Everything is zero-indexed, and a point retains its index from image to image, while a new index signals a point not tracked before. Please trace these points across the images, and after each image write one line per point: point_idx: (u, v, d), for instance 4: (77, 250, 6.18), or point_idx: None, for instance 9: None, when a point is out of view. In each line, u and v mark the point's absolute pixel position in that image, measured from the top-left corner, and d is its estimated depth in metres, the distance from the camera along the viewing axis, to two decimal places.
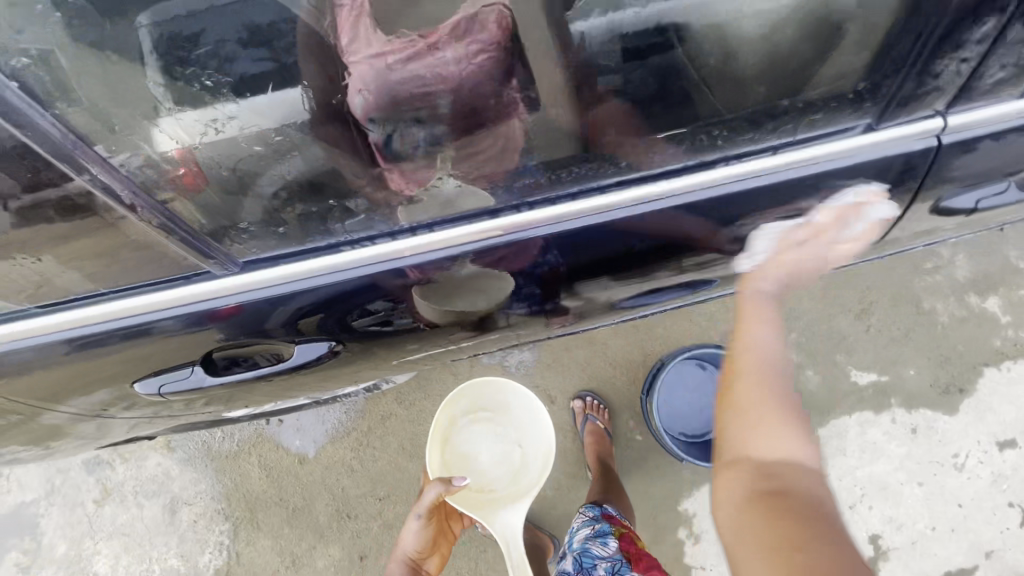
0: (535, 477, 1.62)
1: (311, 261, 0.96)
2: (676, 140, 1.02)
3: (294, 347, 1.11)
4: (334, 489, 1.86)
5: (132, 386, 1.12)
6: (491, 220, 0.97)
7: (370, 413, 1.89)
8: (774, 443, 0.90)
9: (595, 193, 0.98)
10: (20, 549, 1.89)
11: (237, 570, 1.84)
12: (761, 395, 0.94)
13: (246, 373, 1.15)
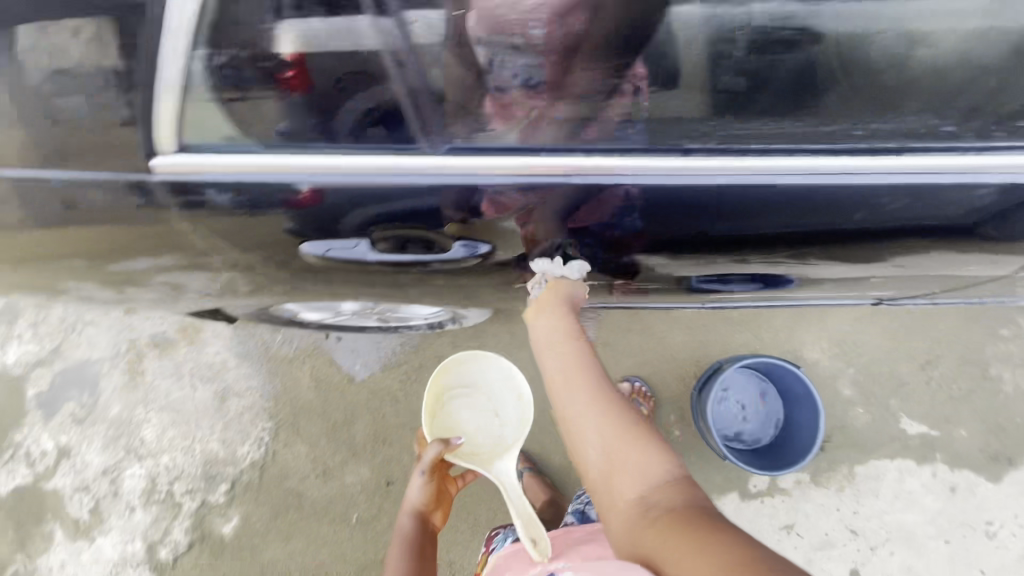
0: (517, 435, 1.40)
1: (441, 158, 0.98)
2: (819, 124, 1.03)
3: (453, 245, 1.10)
4: (376, 413, 1.94)
5: (300, 245, 1.11)
6: (599, 156, 0.98)
7: (425, 350, 1.96)
8: (630, 460, 0.92)
9: (708, 152, 1.00)
10: (78, 401, 2.01)
11: (271, 467, 1.93)
12: (589, 427, 0.95)
13: (408, 258, 1.14)
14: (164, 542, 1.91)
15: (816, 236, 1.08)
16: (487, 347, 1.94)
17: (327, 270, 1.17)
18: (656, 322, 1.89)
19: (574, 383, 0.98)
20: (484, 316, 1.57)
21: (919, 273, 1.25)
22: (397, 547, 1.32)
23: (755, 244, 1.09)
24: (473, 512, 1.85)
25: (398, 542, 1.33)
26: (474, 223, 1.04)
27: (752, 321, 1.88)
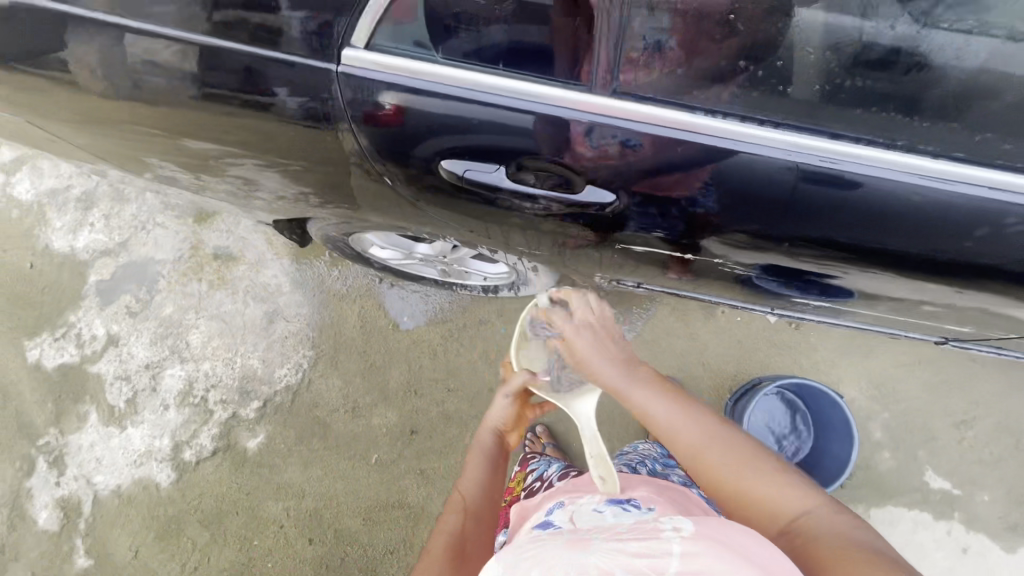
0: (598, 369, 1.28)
1: (549, 87, 0.95)
2: (956, 130, 0.94)
3: (583, 188, 1.03)
4: (413, 364, 1.99)
5: (440, 162, 1.04)
6: (710, 118, 0.95)
7: (471, 313, 2.01)
8: (763, 481, 0.91)
9: (822, 135, 0.95)
10: (134, 296, 2.09)
11: (304, 394, 1.99)
12: (712, 458, 0.94)
13: (539, 195, 1.06)
14: (190, 444, 1.98)
15: (929, 261, 1.04)
16: None
17: (438, 196, 1.11)
18: (701, 329, 1.92)
19: (681, 423, 0.98)
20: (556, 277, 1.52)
21: (982, 318, 1.27)
22: (472, 466, 1.24)
23: (882, 256, 1.05)
24: None
25: (473, 461, 1.25)
26: (567, 168, 1.01)
27: (795, 348, 1.90)
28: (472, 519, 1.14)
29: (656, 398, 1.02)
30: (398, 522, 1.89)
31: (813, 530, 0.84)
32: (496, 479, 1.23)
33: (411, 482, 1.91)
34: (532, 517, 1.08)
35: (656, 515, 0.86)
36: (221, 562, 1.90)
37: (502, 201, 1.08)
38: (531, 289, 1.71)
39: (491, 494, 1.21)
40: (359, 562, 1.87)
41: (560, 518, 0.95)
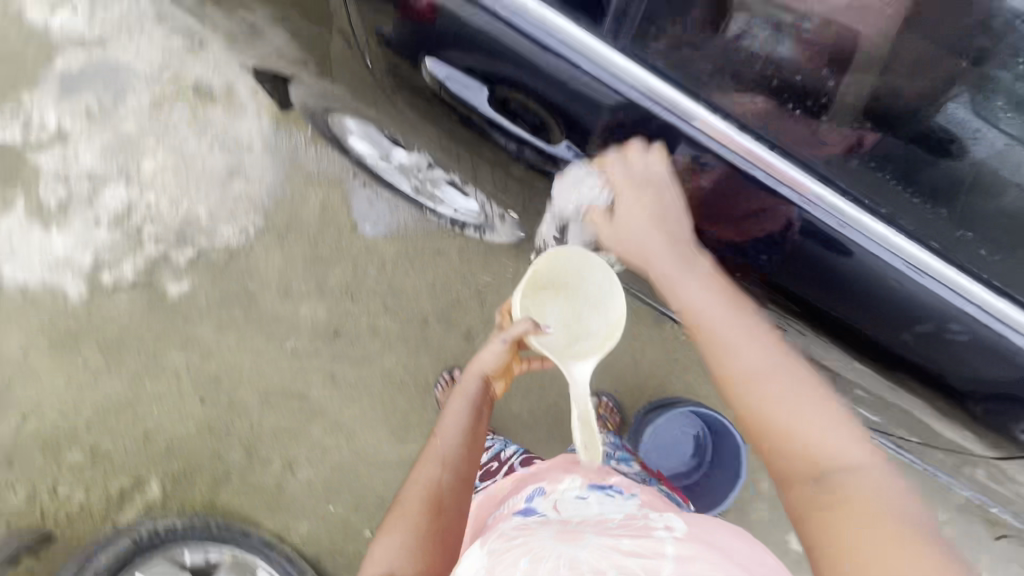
0: (605, 335, 1.11)
1: (558, 18, 0.88)
2: (916, 223, 0.97)
3: (560, 142, 0.96)
4: (359, 268, 1.93)
5: (423, 55, 0.93)
6: (706, 112, 0.91)
7: (433, 241, 1.94)
8: (810, 416, 0.84)
9: (806, 170, 0.92)
10: (97, 99, 1.95)
11: (241, 259, 1.92)
12: (758, 381, 0.88)
13: (516, 132, 0.97)
14: (111, 268, 1.91)
15: (860, 334, 1.03)
16: (488, 270, 1.93)
17: (416, 96, 1.01)
18: (645, 336, 1.91)
19: (730, 334, 0.93)
20: (519, 231, 1.48)
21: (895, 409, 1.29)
22: (456, 407, 1.17)
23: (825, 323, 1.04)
24: (395, 400, 1.89)
25: (457, 402, 1.18)
26: (552, 113, 0.93)
27: (722, 383, 1.92)
28: (450, 466, 1.11)
29: (704, 295, 0.96)
30: (292, 412, 1.88)
31: (854, 486, 0.76)
32: (478, 425, 1.18)
33: (317, 379, 1.89)
34: (515, 494, 1.13)
35: (639, 508, 0.97)
36: (108, 390, 1.87)
37: (481, 130, 1.00)
38: (496, 235, 1.64)
39: (471, 440, 1.15)
40: (243, 435, 1.86)
41: (543, 502, 1.02)
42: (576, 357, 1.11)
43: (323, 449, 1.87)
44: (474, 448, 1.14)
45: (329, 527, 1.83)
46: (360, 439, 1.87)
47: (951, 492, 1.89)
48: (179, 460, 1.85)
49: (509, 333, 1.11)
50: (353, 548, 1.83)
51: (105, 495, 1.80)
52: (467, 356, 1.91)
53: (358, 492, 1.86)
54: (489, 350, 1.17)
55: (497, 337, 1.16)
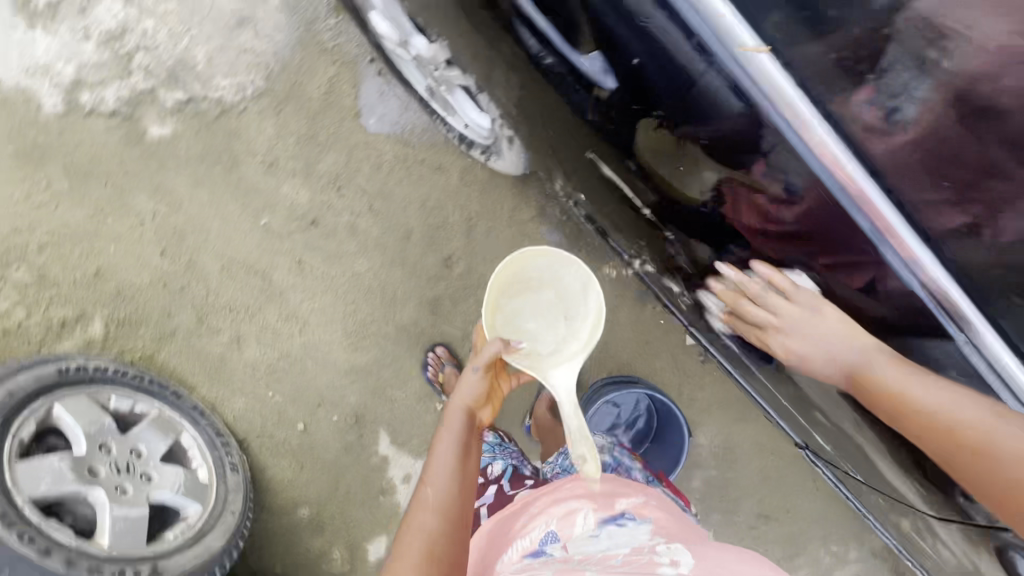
0: (588, 332, 1.18)
1: None
2: (954, 240, 0.85)
3: (582, 50, 0.93)
4: (352, 161, 1.81)
5: None
6: (758, 48, 0.78)
7: (436, 154, 1.82)
8: (970, 406, 0.93)
9: (849, 145, 0.81)
10: None
11: (231, 118, 1.79)
12: (917, 395, 0.98)
13: (541, 25, 0.94)
14: (92, 90, 1.76)
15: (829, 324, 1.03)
16: (485, 199, 1.83)
17: None
18: (624, 308, 1.85)
19: (843, 348, 1.09)
20: (523, 155, 1.39)
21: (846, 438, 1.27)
22: (444, 445, 1.14)
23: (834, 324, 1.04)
24: (358, 305, 1.82)
25: (445, 439, 1.14)
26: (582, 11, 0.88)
27: (686, 375, 1.89)
28: (440, 510, 1.07)
29: (829, 322, 1.09)
30: (252, 289, 1.81)
31: (992, 458, 0.93)
32: (471, 456, 1.14)
33: (284, 263, 1.80)
34: (517, 538, 1.06)
35: (649, 538, 0.96)
36: (66, 217, 1.78)
37: (518, 36, 1.00)
38: (502, 162, 1.53)
39: (463, 474, 1.12)
40: (197, 299, 1.80)
41: (551, 538, 1.00)
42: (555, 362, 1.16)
43: (275, 334, 1.81)
44: (469, 484, 1.11)
45: (264, 410, 1.82)
46: (314, 334, 1.82)
47: (870, 533, 1.92)
48: (127, 307, 1.78)
49: (482, 360, 1.16)
50: (282, 436, 1.82)
51: (42, 321, 1.74)
52: (441, 281, 1.83)
53: (300, 384, 1.83)
54: (469, 384, 1.18)
55: (471, 364, 1.19)
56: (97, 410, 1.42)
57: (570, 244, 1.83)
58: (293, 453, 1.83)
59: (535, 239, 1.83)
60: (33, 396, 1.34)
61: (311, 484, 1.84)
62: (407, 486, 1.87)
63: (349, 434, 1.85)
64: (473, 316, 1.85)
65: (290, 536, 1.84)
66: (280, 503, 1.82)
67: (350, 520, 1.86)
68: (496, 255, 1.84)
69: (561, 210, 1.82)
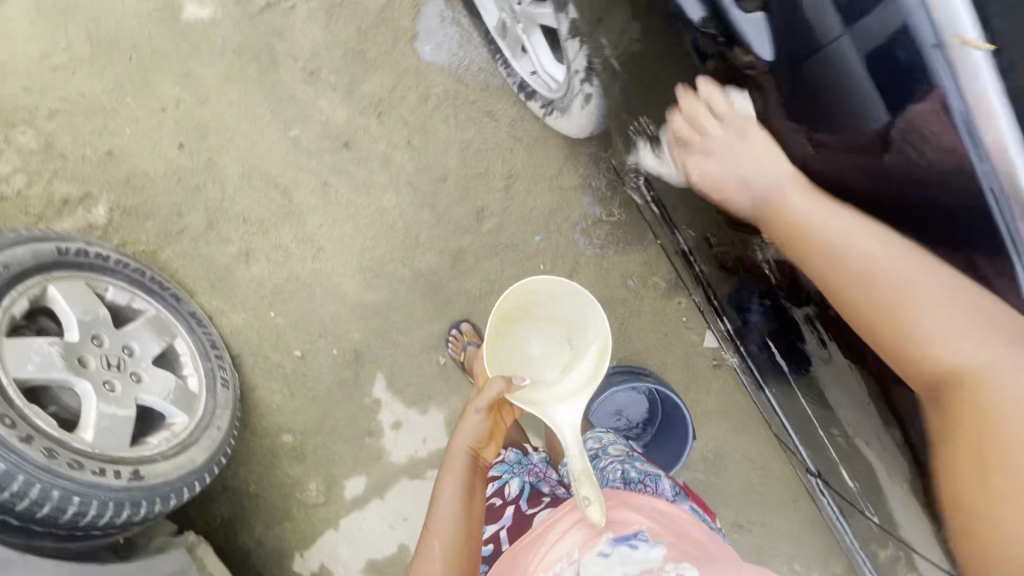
0: (593, 371, 1.36)
1: None
2: None
3: (752, 14, 0.82)
4: (398, 87, 1.68)
5: None
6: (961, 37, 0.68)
7: (488, 97, 1.69)
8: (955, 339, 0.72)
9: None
10: None
11: (277, 14, 1.65)
12: (882, 271, 0.77)
13: None
14: None
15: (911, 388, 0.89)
16: (530, 157, 1.72)
17: None
18: (649, 296, 1.79)
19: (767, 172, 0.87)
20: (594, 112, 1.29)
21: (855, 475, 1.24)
22: (448, 485, 1.20)
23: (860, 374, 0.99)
24: (377, 241, 1.73)
25: (449, 478, 1.21)
26: None
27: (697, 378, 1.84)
28: (448, 550, 1.13)
29: (756, 146, 0.88)
30: (269, 203, 1.70)
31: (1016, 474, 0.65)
32: (475, 493, 1.21)
33: (308, 182, 1.70)
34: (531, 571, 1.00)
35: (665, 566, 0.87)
36: (84, 88, 1.64)
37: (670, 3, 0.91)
38: (566, 129, 1.45)
39: (468, 511, 1.18)
40: (210, 202, 1.70)
41: (568, 566, 0.93)
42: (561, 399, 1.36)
43: (285, 254, 1.73)
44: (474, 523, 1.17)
45: (261, 331, 1.75)
46: (327, 262, 1.73)
47: (837, 561, 1.94)
48: (134, 197, 1.68)
49: (485, 401, 1.22)
50: (277, 360, 1.77)
51: (43, 194, 1.63)
52: (468, 234, 1.74)
53: (304, 311, 1.75)
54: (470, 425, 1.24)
55: (472, 406, 1.25)
56: (94, 299, 1.35)
57: (609, 222, 1.75)
58: (285, 378, 1.78)
59: (573, 209, 1.74)
60: (30, 268, 1.25)
61: (298, 413, 1.80)
62: (395, 433, 1.84)
63: (346, 371, 1.79)
64: (493, 276, 1.76)
65: (270, 458, 1.82)
66: (266, 425, 1.80)
67: (332, 455, 1.84)
68: (529, 218, 1.74)
69: (606, 184, 1.73)
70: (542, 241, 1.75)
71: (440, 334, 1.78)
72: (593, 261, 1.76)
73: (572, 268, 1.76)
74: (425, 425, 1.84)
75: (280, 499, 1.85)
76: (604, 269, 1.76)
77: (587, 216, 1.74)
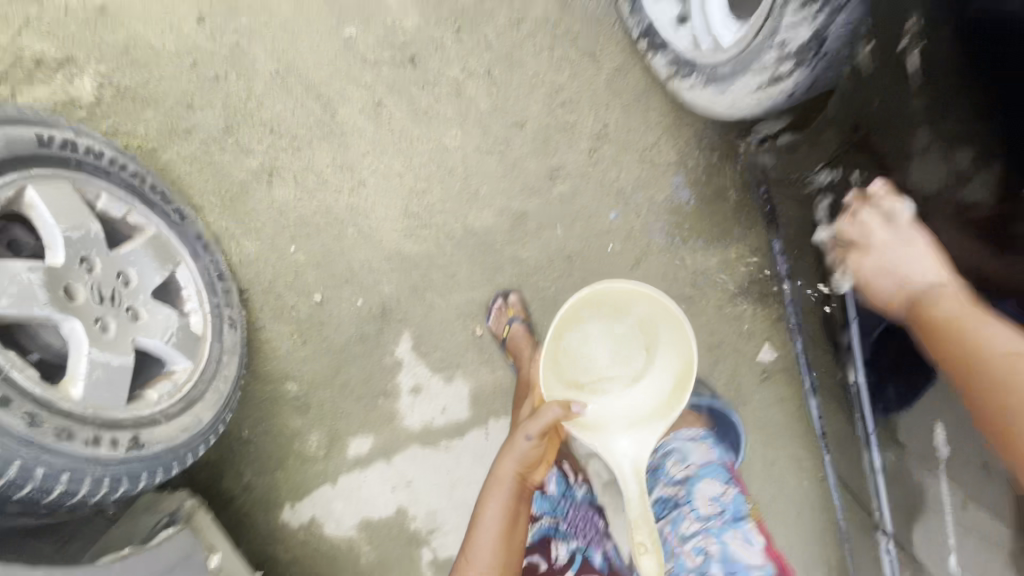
0: (664, 403, 1.23)
1: None
2: None
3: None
4: (487, 3, 1.42)
5: None
6: None
7: (591, 38, 1.45)
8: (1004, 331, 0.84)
9: None
10: None
11: None
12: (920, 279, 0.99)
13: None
14: None
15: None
16: (622, 119, 1.47)
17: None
18: (715, 295, 1.62)
19: (913, 262, 1.01)
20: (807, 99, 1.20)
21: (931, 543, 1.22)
22: (490, 511, 1.18)
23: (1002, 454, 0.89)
24: (429, 185, 1.47)
25: (492, 503, 1.18)
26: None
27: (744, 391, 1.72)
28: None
29: (921, 252, 1.00)
30: (306, 115, 1.41)
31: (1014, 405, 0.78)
32: (517, 519, 1.19)
33: (359, 97, 1.41)
34: None
35: None
36: None
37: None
38: (713, 103, 1.26)
39: (509, 539, 1.17)
40: (233, 100, 1.38)
41: None
42: (629, 426, 1.22)
43: (317, 181, 1.44)
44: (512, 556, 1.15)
45: (277, 266, 1.49)
46: (365, 198, 1.47)
47: None
48: (134, 74, 1.33)
49: (537, 428, 1.17)
50: (292, 302, 1.53)
51: (8, 47, 1.25)
52: (535, 196, 1.50)
53: (330, 252, 1.50)
54: (519, 450, 1.19)
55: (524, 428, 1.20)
56: (86, 210, 1.06)
57: (694, 210, 1.53)
58: (299, 323, 1.55)
59: (658, 188, 1.51)
60: (6, 163, 0.96)
61: (308, 362, 1.60)
62: (412, 398, 1.67)
63: (368, 325, 1.58)
64: (554, 247, 1.54)
65: (270, 406, 1.63)
66: (270, 369, 1.59)
67: (340, 411, 1.66)
68: (608, 189, 1.50)
69: (701, 165, 1.50)
70: (617, 219, 1.52)
71: (481, 302, 1.57)
72: (667, 249, 1.56)
73: (643, 254, 1.55)
74: (446, 395, 1.67)
75: (275, 449, 1.68)
76: (676, 262, 1.57)
77: (672, 199, 1.52)
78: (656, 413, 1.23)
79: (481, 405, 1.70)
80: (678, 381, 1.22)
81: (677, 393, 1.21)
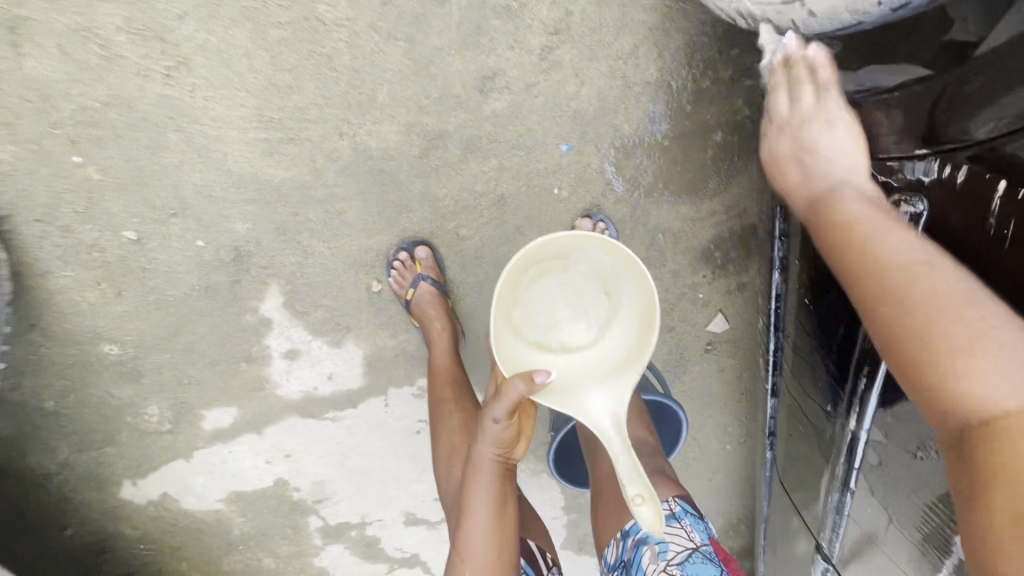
0: (633, 347, 0.89)
1: None
2: None
3: None
4: None
5: None
6: None
7: None
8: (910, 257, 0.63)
9: None
10: None
11: None
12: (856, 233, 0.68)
13: None
14: None
15: None
16: (587, 9, 1.02)
17: None
18: (676, 256, 1.31)
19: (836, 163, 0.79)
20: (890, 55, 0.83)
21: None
22: (476, 507, 0.90)
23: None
24: (297, 78, 1.00)
25: (478, 496, 0.90)
26: None
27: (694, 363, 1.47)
28: None
29: (840, 135, 0.81)
30: None
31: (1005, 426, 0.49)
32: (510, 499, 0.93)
33: None
34: None
35: None
36: None
37: None
38: (773, 11, 0.78)
39: (509, 522, 0.93)
40: None
41: None
42: (601, 380, 0.89)
43: (104, 50, 0.96)
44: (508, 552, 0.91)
45: (54, 185, 1.02)
46: (193, 92, 0.99)
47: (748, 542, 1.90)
48: None
49: (502, 413, 0.83)
50: (90, 240, 1.07)
51: None
52: (457, 112, 1.05)
53: (145, 171, 1.03)
54: (490, 434, 0.87)
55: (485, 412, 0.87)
56: None
57: (669, 151, 1.16)
58: (108, 268, 1.10)
59: (627, 116, 1.11)
60: None
61: (129, 319, 1.16)
62: (286, 364, 1.29)
63: (216, 275, 1.14)
64: (481, 185, 1.12)
65: (83, 373, 1.21)
66: (74, 327, 1.15)
67: (185, 379, 1.26)
68: (559, 111, 1.08)
69: (688, 90, 1.10)
70: (568, 154, 1.12)
71: (378, 251, 1.17)
72: (626, 199, 1.20)
73: (596, 204, 1.19)
74: (333, 360, 1.30)
75: (96, 423, 1.29)
76: (636, 216, 1.23)
77: (642, 131, 1.13)
78: (629, 357, 0.89)
79: (378, 374, 1.35)
80: (643, 320, 0.88)
81: (642, 332, 0.87)
